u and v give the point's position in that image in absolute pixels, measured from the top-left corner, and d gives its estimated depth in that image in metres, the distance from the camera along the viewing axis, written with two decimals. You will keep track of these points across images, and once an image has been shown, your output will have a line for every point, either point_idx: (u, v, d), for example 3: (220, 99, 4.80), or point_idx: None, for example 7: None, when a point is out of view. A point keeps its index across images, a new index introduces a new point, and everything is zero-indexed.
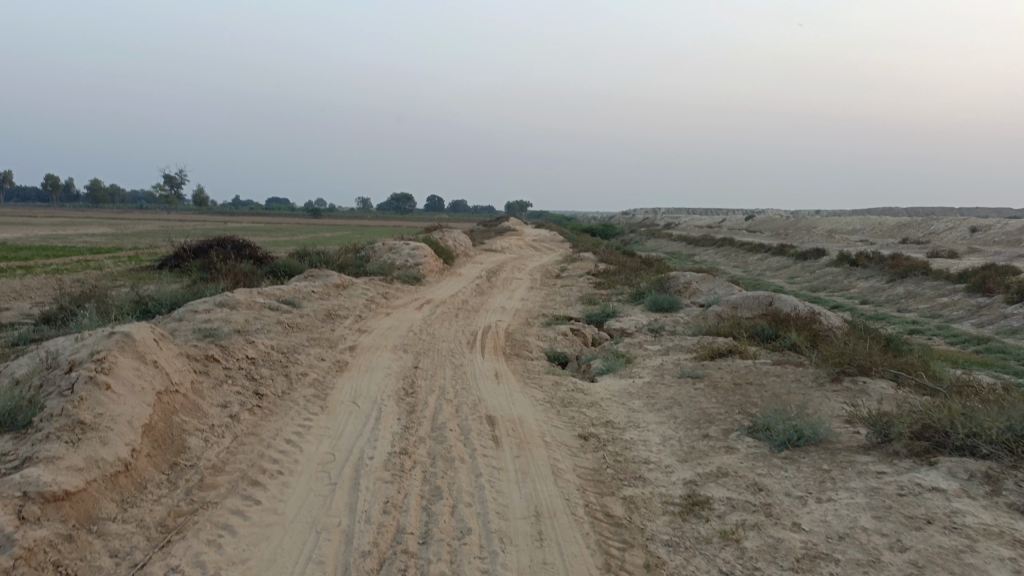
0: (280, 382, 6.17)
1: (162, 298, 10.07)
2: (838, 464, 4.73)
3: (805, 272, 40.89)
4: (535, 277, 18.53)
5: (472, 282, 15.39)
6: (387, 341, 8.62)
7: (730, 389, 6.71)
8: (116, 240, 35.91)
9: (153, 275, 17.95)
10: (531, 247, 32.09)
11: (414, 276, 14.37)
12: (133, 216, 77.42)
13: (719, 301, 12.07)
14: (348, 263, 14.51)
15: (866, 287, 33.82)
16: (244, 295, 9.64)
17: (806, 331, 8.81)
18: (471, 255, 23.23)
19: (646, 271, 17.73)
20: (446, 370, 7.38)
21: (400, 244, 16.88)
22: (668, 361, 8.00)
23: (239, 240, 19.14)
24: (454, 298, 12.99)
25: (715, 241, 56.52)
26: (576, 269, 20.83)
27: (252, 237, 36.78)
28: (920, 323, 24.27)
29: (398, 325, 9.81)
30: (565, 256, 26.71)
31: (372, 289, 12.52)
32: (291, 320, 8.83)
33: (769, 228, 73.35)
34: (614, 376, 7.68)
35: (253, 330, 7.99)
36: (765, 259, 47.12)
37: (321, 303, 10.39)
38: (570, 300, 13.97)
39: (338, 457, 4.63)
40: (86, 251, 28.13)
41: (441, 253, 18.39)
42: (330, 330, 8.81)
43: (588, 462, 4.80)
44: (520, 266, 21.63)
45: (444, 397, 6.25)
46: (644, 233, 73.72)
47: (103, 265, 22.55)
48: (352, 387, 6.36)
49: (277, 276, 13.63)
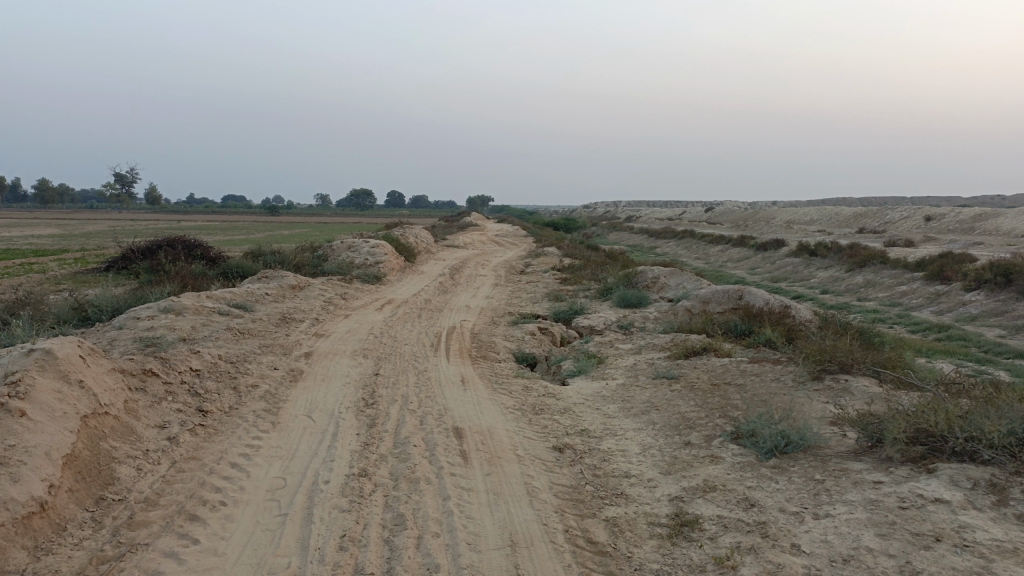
0: (228, 396, 5.67)
1: (102, 304, 9.44)
2: (831, 474, 4.43)
3: (766, 263, 41.18)
4: (499, 273, 18.14)
5: (435, 280, 14.92)
6: (346, 345, 8.15)
7: (709, 390, 6.40)
8: (63, 242, 34.58)
9: (98, 278, 17.11)
10: (494, 242, 31.68)
11: (374, 275, 13.86)
12: (81, 216, 74.99)
13: (688, 296, 11.82)
14: (305, 262, 13.94)
15: (826, 277, 34.12)
16: (191, 299, 9.06)
17: (780, 326, 8.56)
18: (433, 251, 22.75)
19: (612, 266, 17.44)
20: (408, 376, 6.94)
21: (359, 242, 16.34)
22: (642, 361, 7.68)
23: (190, 240, 18.39)
24: (416, 297, 12.52)
25: (676, 233, 56.74)
26: (540, 264, 20.48)
27: (207, 237, 35.74)
28: (881, 312, 24.46)
29: (357, 328, 9.33)
30: (529, 251, 26.35)
31: (330, 290, 12.00)
32: (242, 326, 8.30)
33: (729, 219, 73.99)
34: (586, 378, 7.32)
35: (200, 339, 7.45)
36: (725, 250, 47.40)
37: (275, 305, 9.86)
38: (536, 297, 13.60)
39: (290, 482, 4.17)
40: (29, 253, 26.95)
41: (402, 250, 17.88)
42: (284, 335, 8.30)
43: (565, 478, 4.42)
44: (483, 262, 21.20)
45: (406, 408, 5.82)
46: (606, 226, 73.80)
47: (47, 268, 21.53)
48: (306, 399, 5.88)
49: (229, 277, 13.01)
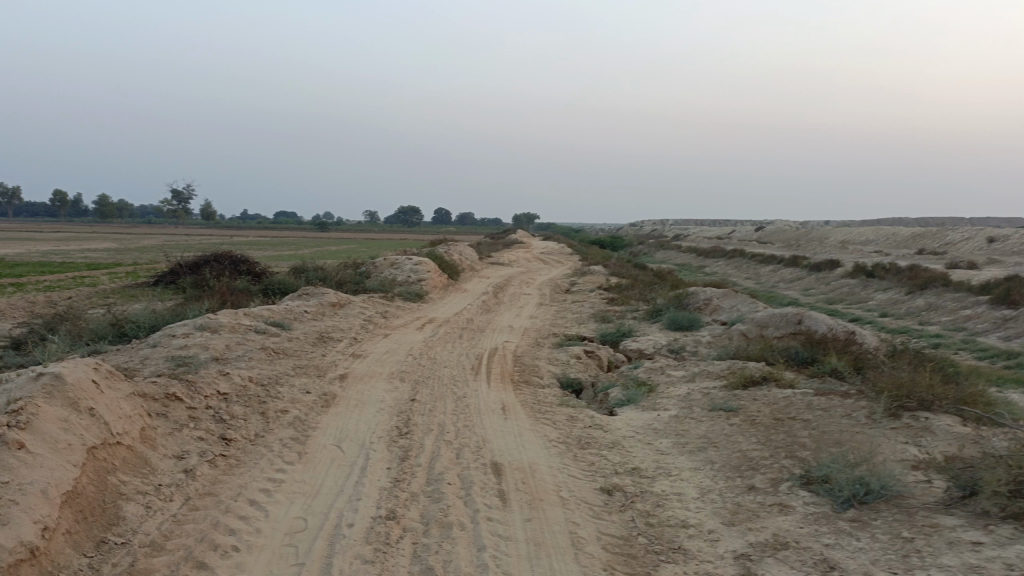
0: (254, 422, 5.36)
1: (141, 319, 9.30)
2: (921, 530, 3.87)
3: (820, 284, 39.91)
4: (544, 292, 17.71)
5: (478, 299, 14.57)
6: (383, 367, 7.81)
7: (772, 426, 5.86)
8: (117, 256, 35.28)
9: (145, 292, 17.22)
10: (540, 260, 31.29)
11: (416, 293, 13.57)
12: (139, 231, 77.08)
13: (743, 319, 11.25)
14: (347, 279, 13.73)
15: (884, 299, 32.84)
16: (228, 316, 8.85)
17: (847, 355, 7.93)
18: (478, 269, 22.43)
19: (661, 286, 16.86)
20: (446, 402, 6.56)
21: (402, 259, 16.11)
22: (696, 391, 7.16)
23: (236, 255, 18.41)
24: (459, 316, 12.17)
25: (725, 252, 55.61)
26: (586, 283, 19.99)
27: (257, 252, 36.17)
28: (944, 337, 23.30)
29: (396, 348, 8.99)
30: (575, 269, 25.91)
31: (371, 308, 11.73)
32: (278, 345, 8.04)
33: (780, 239, 72.36)
34: (636, 408, 6.83)
35: (233, 359, 7.18)
36: (777, 271, 46.16)
37: (314, 323, 9.61)
38: (582, 317, 13.14)
39: (311, 524, 3.80)
40: (84, 267, 27.47)
41: (446, 268, 17.59)
42: (320, 355, 8.01)
43: (615, 527, 3.96)
44: (527, 280, 20.81)
45: (443, 438, 5.43)
46: (653, 244, 72.87)
47: (99, 282, 21.88)
48: (337, 426, 5.53)
49: (271, 293, 12.86)
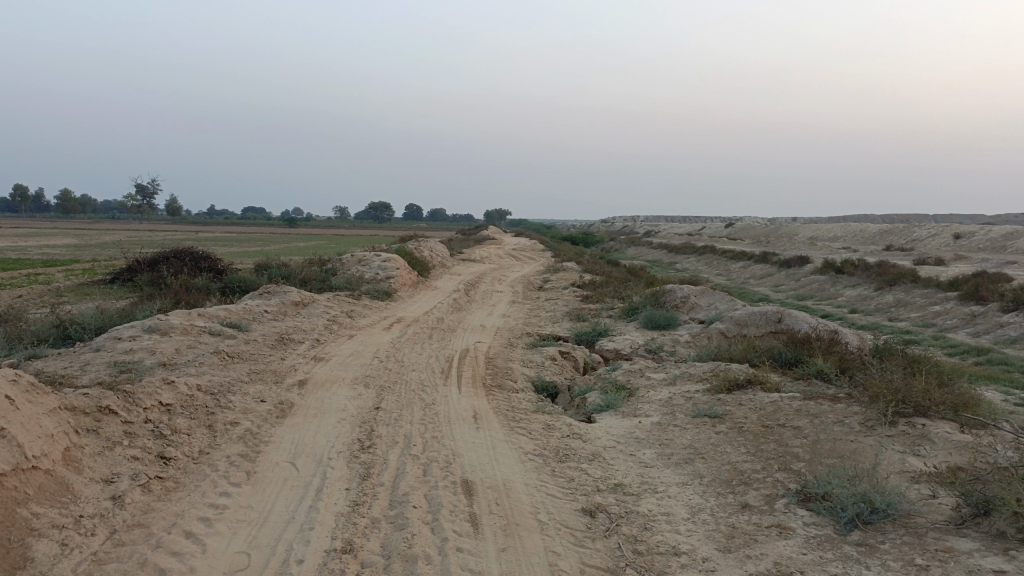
0: (200, 437, 4.86)
1: (87, 320, 8.70)
2: (936, 555, 3.51)
3: (790, 280, 40.02)
4: (517, 290, 17.28)
5: (449, 297, 14.10)
6: (346, 372, 7.31)
7: (761, 435, 5.49)
8: (76, 253, 34.12)
9: (101, 291, 16.48)
10: (512, 256, 30.88)
11: (384, 291, 13.06)
12: (101, 226, 75.15)
13: (722, 317, 10.93)
14: (312, 277, 13.17)
15: (854, 296, 32.96)
16: (180, 317, 8.29)
17: (833, 356, 7.62)
18: (449, 266, 21.93)
19: (636, 283, 16.54)
20: (413, 411, 6.10)
21: (371, 255, 15.56)
22: (678, 395, 6.78)
23: (196, 251, 17.71)
24: (428, 315, 11.70)
25: (696, 249, 55.70)
26: (559, 280, 19.59)
27: (221, 249, 35.27)
28: (915, 333, 23.30)
29: (361, 351, 8.50)
30: (548, 266, 25.49)
31: (336, 307, 11.20)
32: (233, 348, 7.50)
33: (750, 235, 72.78)
34: (615, 415, 6.44)
35: (182, 364, 6.65)
36: (748, 267, 46.26)
37: (274, 324, 9.07)
38: (556, 316, 12.73)
39: (255, 559, 3.33)
40: (39, 263, 26.45)
41: (416, 265, 17.08)
42: (279, 359, 7.49)
43: (599, 557, 3.54)
44: (500, 277, 20.36)
45: (408, 452, 4.97)
46: (624, 240, 72.81)
47: (53, 279, 21.01)
48: (292, 440, 5.05)
49: (230, 292, 12.27)
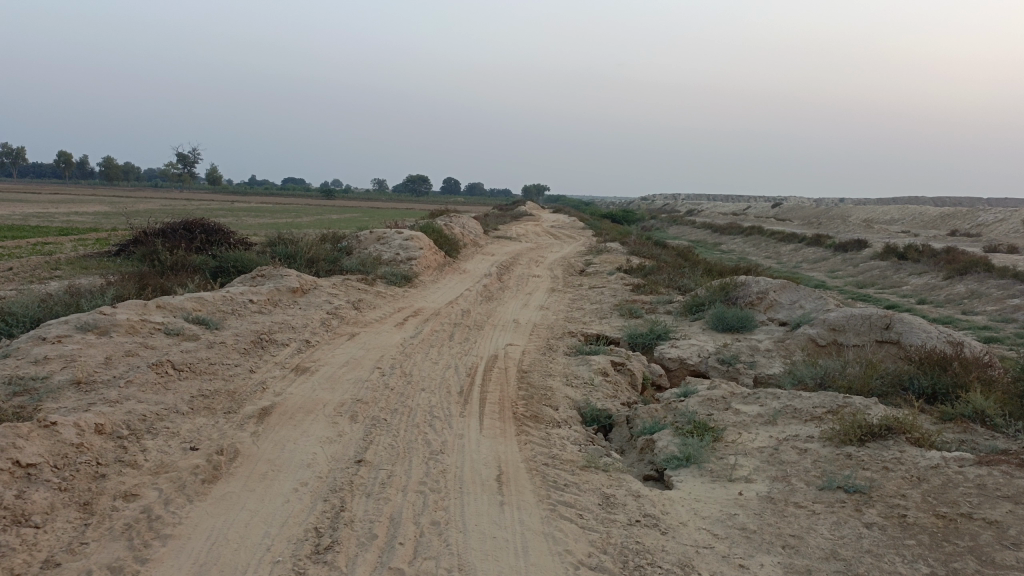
0: (58, 533, 3.08)
1: (26, 309, 7.00)
2: None
3: (848, 266, 37.31)
4: (556, 274, 15.32)
5: (478, 282, 12.23)
6: (331, 394, 5.45)
7: (945, 539, 3.50)
8: (99, 220, 33.09)
9: (99, 265, 14.95)
10: (550, 234, 28.86)
11: (403, 275, 11.21)
12: (139, 194, 74.80)
13: (810, 320, 8.87)
14: (320, 257, 11.36)
15: (920, 284, 30.32)
16: (131, 311, 6.52)
17: (994, 392, 5.55)
18: (481, 244, 20.01)
19: (692, 271, 14.48)
20: (411, 466, 4.21)
21: (392, 233, 13.69)
22: (788, 449, 4.81)
23: (206, 221, 16.02)
24: (452, 306, 9.83)
25: (742, 230, 53.01)
26: (602, 264, 17.53)
27: (247, 221, 33.89)
28: (995, 329, 20.84)
29: (360, 359, 6.63)
30: (588, 246, 23.48)
31: (343, 295, 9.38)
32: (186, 356, 5.70)
33: (798, 216, 69.56)
34: (702, 475, 4.50)
35: (102, 385, 4.87)
36: (799, 250, 43.55)
37: (256, 320, 7.26)
38: (604, 310, 10.76)
39: None
40: (56, 232, 25.20)
41: (443, 244, 15.18)
42: (246, 373, 5.68)
43: None
44: (536, 259, 18.38)
45: (387, 561, 3.10)
46: (665, 219, 70.19)
47: (61, 249, 19.62)
48: (208, 535, 3.21)
49: (225, 273, 10.55)
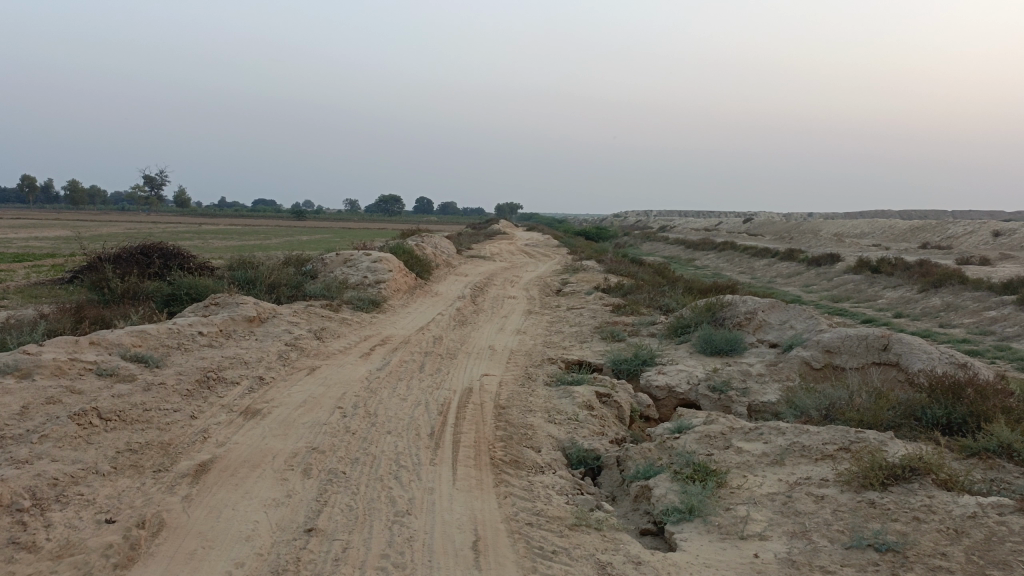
0: None
1: None
2: None
3: (822, 280, 37.23)
4: (533, 296, 14.76)
5: (451, 306, 11.61)
6: (282, 442, 4.79)
7: None
8: (59, 245, 31.96)
9: (49, 294, 14.07)
10: (524, 253, 28.35)
11: (371, 299, 10.56)
12: (105, 217, 73.22)
13: (803, 342, 8.37)
14: (282, 282, 10.65)
15: (896, 297, 30.22)
16: (60, 350, 5.81)
17: (1017, 423, 5.05)
18: (454, 265, 19.37)
19: (673, 290, 13.99)
20: (370, 534, 3.58)
21: (360, 255, 13.02)
22: (802, 496, 4.24)
23: (165, 244, 15.19)
24: (423, 333, 9.19)
25: (716, 245, 52.98)
26: (580, 284, 16.98)
27: (213, 243, 32.92)
28: (975, 342, 20.61)
29: (319, 397, 5.96)
30: (565, 264, 22.98)
31: (305, 323, 8.69)
32: (117, 402, 5.02)
33: (770, 231, 69.90)
34: (708, 532, 3.92)
35: (11, 442, 4.18)
36: (773, 265, 43.49)
37: (204, 356, 6.56)
38: (584, 333, 10.18)
39: None
40: (10, 258, 24.11)
41: (414, 266, 14.53)
42: (186, 420, 5.00)
43: None
44: (511, 279, 17.78)
45: None
46: (639, 236, 70.14)
47: (12, 277, 18.63)
48: None
49: (179, 301, 9.81)
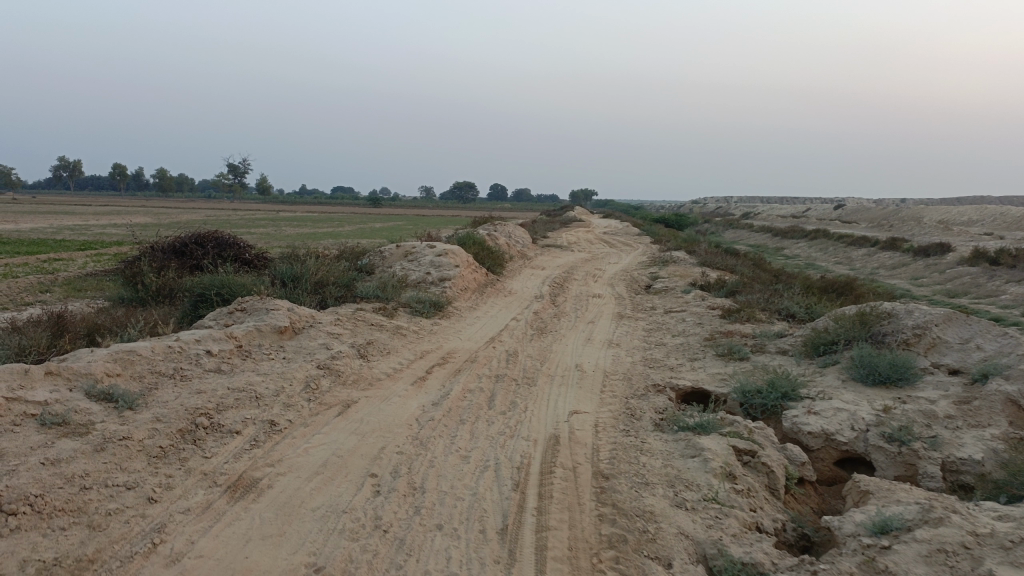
0: None
1: None
2: None
3: (932, 273, 33.70)
4: (621, 294, 12.78)
5: (528, 309, 9.77)
6: (270, 555, 3.07)
7: None
8: (132, 230, 31.63)
9: (93, 288, 12.84)
10: (603, 243, 26.29)
11: (432, 302, 8.82)
12: (188, 205, 74.53)
13: (1003, 372, 6.20)
14: (331, 280, 9.03)
15: (1021, 293, 26.71)
16: None
17: None
18: (529, 257, 17.52)
19: (790, 292, 11.78)
20: None
21: (424, 247, 11.32)
22: None
23: (220, 232, 13.85)
24: (494, 348, 7.39)
25: (807, 233, 49.47)
26: (672, 280, 14.89)
27: (282, 231, 32.02)
28: None
29: (345, 456, 4.23)
30: (650, 256, 20.85)
31: (349, 335, 7.01)
32: (43, 474, 3.41)
33: (864, 219, 65.34)
34: None
35: None
36: (872, 255, 39.95)
37: (202, 388, 4.93)
38: (693, 348, 8.19)
39: None
40: (78, 247, 23.44)
41: (485, 259, 12.74)
42: (137, 509, 3.35)
43: None
44: (593, 273, 15.82)
45: None
46: (721, 223, 66.78)
47: (68, 266, 17.72)
48: None
49: (210, 303, 8.29)
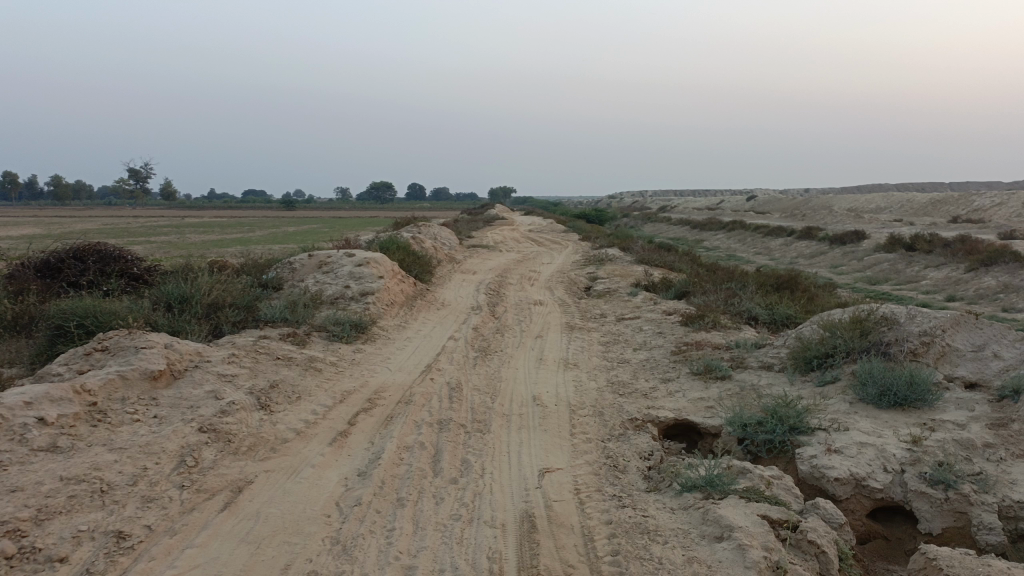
0: None
1: None
2: None
3: (851, 260, 33.98)
4: (563, 300, 11.59)
5: (465, 325, 8.43)
6: None
7: None
8: (10, 242, 28.52)
9: None
10: (530, 241, 25.13)
11: (352, 323, 7.39)
12: (83, 213, 69.57)
13: None
14: (227, 301, 7.45)
15: (939, 278, 26.89)
16: None
17: None
18: (457, 259, 16.17)
19: (747, 292, 10.82)
20: None
21: (341, 256, 9.82)
22: None
23: (103, 244, 11.90)
24: (431, 381, 6.02)
25: (726, 224, 49.77)
26: (613, 281, 13.79)
27: (181, 239, 29.51)
28: None
29: None
30: (582, 255, 19.79)
31: (247, 375, 5.51)
32: None
33: (777, 208, 66.56)
34: None
35: None
36: (791, 244, 40.26)
37: (20, 482, 3.41)
38: (662, 366, 7.02)
39: None
40: None
41: (411, 266, 11.31)
42: None
43: None
44: (528, 276, 14.56)
45: None
46: (640, 217, 66.93)
47: None
48: None
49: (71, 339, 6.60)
